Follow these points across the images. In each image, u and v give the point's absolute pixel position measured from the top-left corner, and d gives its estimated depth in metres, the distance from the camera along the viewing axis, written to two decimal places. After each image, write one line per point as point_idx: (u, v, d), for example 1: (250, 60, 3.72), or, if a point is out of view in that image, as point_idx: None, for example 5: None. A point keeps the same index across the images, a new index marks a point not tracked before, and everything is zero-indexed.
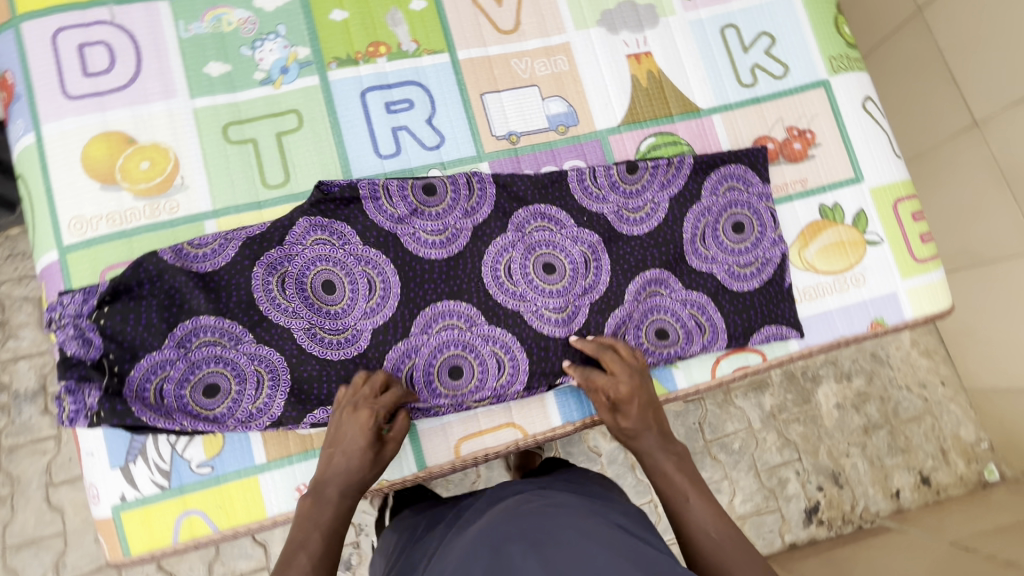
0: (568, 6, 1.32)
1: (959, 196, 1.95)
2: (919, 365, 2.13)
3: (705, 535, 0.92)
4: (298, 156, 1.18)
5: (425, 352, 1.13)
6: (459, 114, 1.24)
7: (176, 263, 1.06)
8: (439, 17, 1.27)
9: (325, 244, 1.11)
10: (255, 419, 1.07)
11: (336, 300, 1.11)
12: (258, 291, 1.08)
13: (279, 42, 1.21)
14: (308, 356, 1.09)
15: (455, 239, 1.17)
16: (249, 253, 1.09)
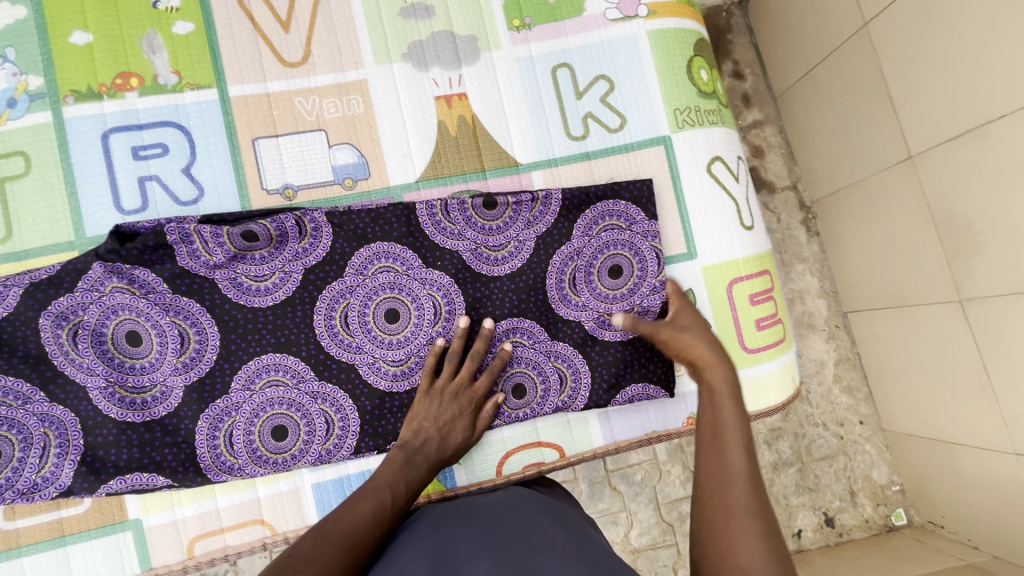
0: (368, 36, 1.14)
1: (881, 242, 1.67)
2: (839, 402, 1.88)
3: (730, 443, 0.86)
4: (22, 209, 1.02)
5: (245, 410, 1.01)
6: (224, 163, 1.08)
7: None
8: (209, 43, 1.09)
9: (124, 293, 0.98)
10: (39, 490, 0.96)
11: (142, 354, 0.99)
12: (50, 348, 0.97)
13: (6, 68, 1.03)
14: (102, 417, 0.97)
15: (282, 284, 1.04)
16: (34, 302, 0.96)
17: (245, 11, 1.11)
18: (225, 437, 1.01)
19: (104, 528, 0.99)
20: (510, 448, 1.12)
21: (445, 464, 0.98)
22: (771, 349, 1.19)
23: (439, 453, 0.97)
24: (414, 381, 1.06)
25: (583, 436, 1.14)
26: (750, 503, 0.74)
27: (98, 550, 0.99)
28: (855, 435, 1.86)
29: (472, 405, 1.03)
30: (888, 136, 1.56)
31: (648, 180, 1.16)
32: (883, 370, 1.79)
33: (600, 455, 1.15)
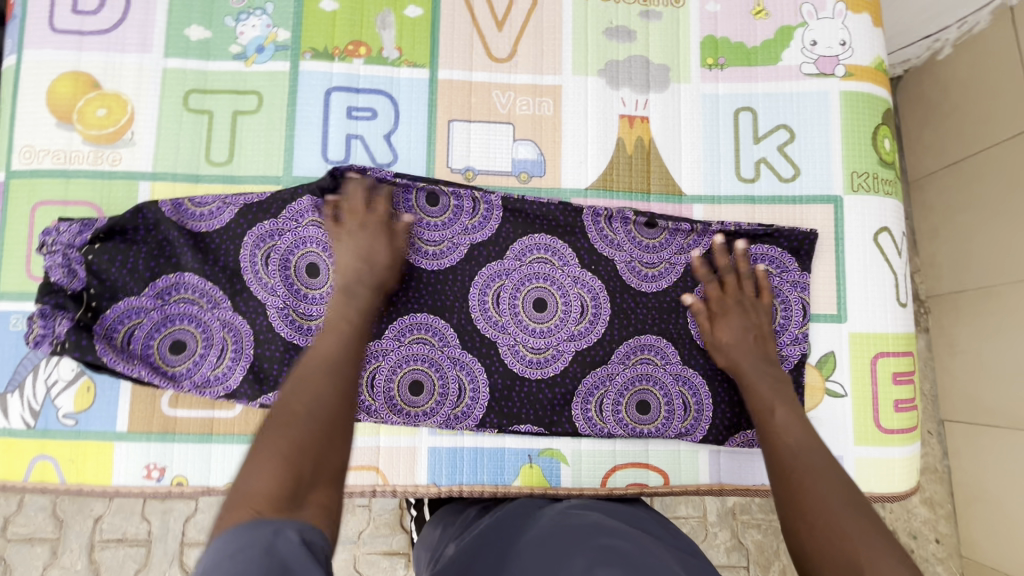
0: (572, 47, 1.21)
1: (1013, 360, 1.52)
2: (915, 513, 1.72)
3: (782, 439, 0.87)
4: (246, 139, 1.15)
5: (391, 358, 1.09)
6: (420, 136, 1.17)
7: (173, 217, 1.08)
8: (432, 29, 1.20)
9: (317, 228, 1.10)
10: (210, 386, 1.07)
11: (316, 285, 1.10)
12: (244, 262, 1.09)
13: (263, 20, 1.18)
14: (272, 333, 1.08)
15: (449, 254, 1.13)
16: (244, 221, 1.09)
17: (469, 6, 1.21)
18: (368, 378, 1.09)
19: (245, 436, 1.09)
20: (618, 462, 1.13)
21: (386, 284, 1.00)
22: (904, 434, 1.14)
23: (372, 284, 0.98)
24: (547, 372, 1.12)
25: (689, 469, 1.14)
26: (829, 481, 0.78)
27: (235, 455, 1.08)
28: (927, 553, 1.70)
29: (388, 241, 1.03)
30: None
31: (812, 234, 1.16)
32: (976, 492, 1.64)
33: (702, 493, 1.14)
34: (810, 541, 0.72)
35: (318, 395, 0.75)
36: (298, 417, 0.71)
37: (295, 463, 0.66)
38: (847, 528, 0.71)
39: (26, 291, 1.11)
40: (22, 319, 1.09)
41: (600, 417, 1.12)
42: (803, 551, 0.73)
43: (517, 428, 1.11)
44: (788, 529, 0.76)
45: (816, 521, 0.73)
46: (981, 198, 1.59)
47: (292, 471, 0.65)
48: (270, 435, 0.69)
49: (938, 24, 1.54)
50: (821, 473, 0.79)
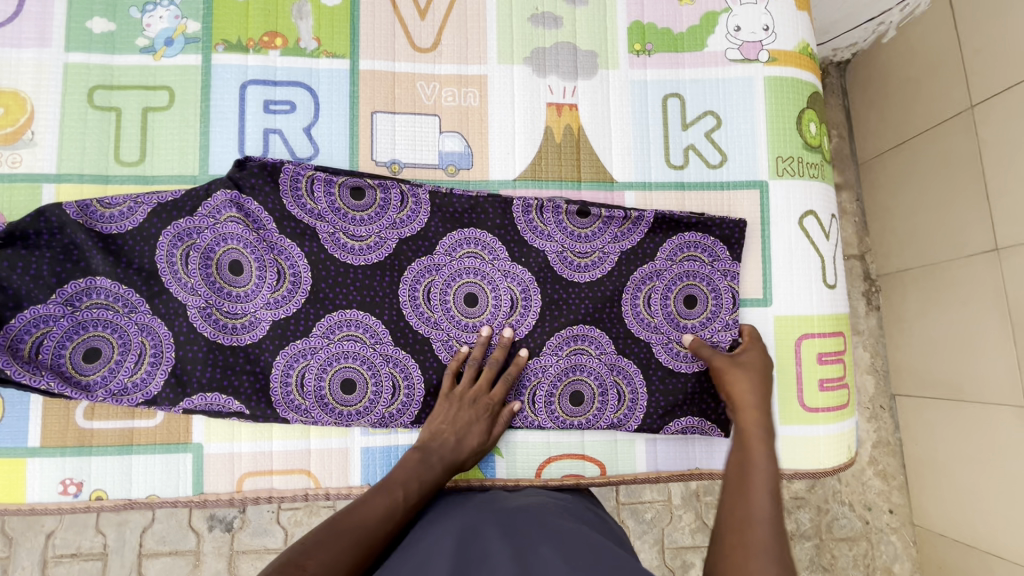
0: (497, 35, 1.19)
1: (955, 334, 1.57)
2: (870, 485, 1.77)
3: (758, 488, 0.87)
4: (157, 137, 1.10)
5: (320, 357, 1.07)
6: (342, 129, 1.14)
7: (79, 219, 1.02)
8: (351, 18, 1.16)
9: (237, 224, 1.06)
10: (128, 394, 1.02)
11: (241, 284, 1.06)
12: (161, 262, 1.04)
13: (171, 11, 1.12)
14: (196, 334, 1.04)
15: (376, 249, 1.10)
16: (157, 221, 1.04)
17: None
18: (296, 378, 1.06)
19: (168, 446, 1.05)
20: (553, 454, 1.12)
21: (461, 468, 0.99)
22: (829, 413, 1.16)
23: (453, 454, 0.97)
24: None
25: (625, 458, 1.14)
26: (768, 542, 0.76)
27: (159, 465, 1.05)
28: (881, 523, 1.75)
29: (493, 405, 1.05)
30: (974, 224, 1.49)
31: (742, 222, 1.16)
32: (926, 463, 1.70)
33: (640, 481, 1.15)
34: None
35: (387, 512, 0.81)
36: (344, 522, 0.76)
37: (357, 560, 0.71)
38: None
39: None
40: None
41: (535, 410, 1.11)
42: None
43: None
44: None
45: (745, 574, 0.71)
46: (921, 178, 1.63)
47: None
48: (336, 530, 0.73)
49: (876, 8, 1.56)
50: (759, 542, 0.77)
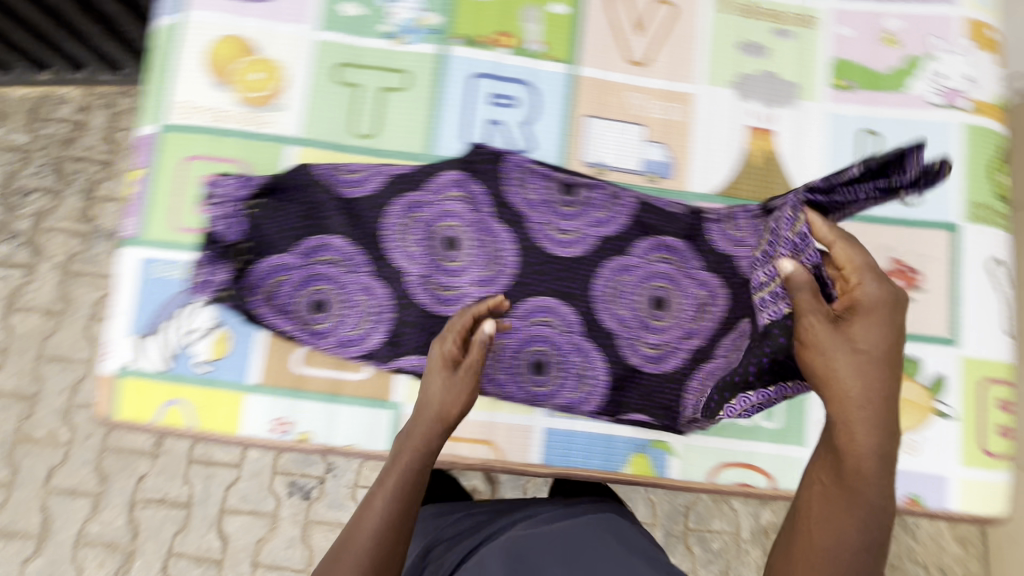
0: (707, 58, 1.25)
1: None
2: (947, 550, 1.73)
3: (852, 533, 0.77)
4: (391, 116, 1.19)
5: (518, 337, 1.14)
6: (557, 128, 1.21)
7: (326, 181, 1.13)
8: (575, 26, 1.24)
9: (459, 202, 1.14)
10: (349, 346, 1.11)
11: (452, 258, 1.13)
12: (388, 225, 1.12)
13: (415, 3, 1.21)
14: (409, 298, 1.11)
15: (581, 242, 1.16)
16: (393, 190, 1.13)
17: (611, 9, 1.25)
18: (494, 354, 1.13)
19: (372, 400, 1.12)
20: (725, 460, 1.16)
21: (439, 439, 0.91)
22: (1005, 460, 1.17)
23: (432, 414, 0.90)
24: (662, 367, 1.16)
25: (796, 474, 1.15)
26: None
27: (362, 417, 1.11)
28: None
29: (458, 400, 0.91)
30: None
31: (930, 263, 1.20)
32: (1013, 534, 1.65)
33: None
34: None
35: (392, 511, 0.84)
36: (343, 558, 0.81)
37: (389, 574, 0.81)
38: None
39: (168, 240, 1.16)
40: (164, 267, 1.15)
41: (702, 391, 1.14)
42: None
43: (629, 418, 1.15)
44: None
45: None
46: None
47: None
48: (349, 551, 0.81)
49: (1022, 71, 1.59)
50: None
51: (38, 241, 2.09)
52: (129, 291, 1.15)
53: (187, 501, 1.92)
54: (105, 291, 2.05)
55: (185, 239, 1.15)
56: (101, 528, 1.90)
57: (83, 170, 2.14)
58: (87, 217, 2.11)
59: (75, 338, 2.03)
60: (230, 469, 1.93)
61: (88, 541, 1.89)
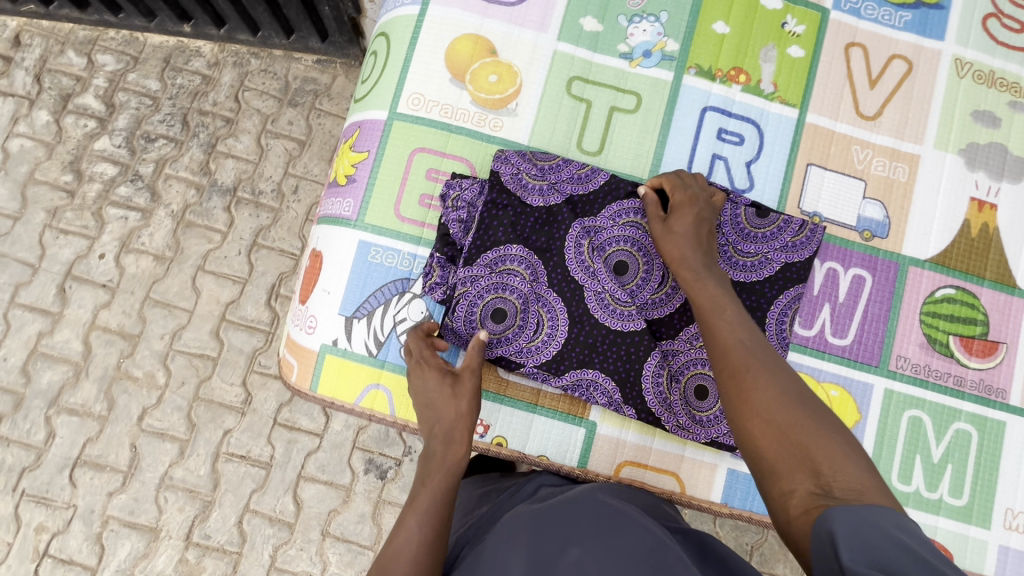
0: (936, 121, 1.23)
1: None
2: None
3: (731, 338, 0.92)
4: (618, 135, 1.20)
5: (682, 357, 1.12)
6: (778, 171, 1.21)
7: (515, 191, 1.13)
8: (809, 71, 1.23)
9: (640, 225, 1.13)
10: (528, 356, 1.10)
11: (627, 281, 1.12)
12: (569, 257, 1.11)
13: (656, 27, 1.23)
14: (587, 314, 1.10)
15: (762, 269, 1.15)
16: (576, 207, 1.13)
17: (846, 59, 1.24)
18: (655, 375, 1.11)
19: (568, 416, 1.13)
20: None
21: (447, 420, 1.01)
22: None
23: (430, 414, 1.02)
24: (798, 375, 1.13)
25: (977, 554, 1.13)
26: (773, 379, 0.85)
27: (557, 430, 1.13)
28: None
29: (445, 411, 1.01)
30: None
31: None
32: None
33: None
34: (772, 452, 0.79)
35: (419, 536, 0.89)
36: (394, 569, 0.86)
37: None
38: (798, 425, 0.79)
39: (387, 227, 1.17)
40: (382, 253, 1.17)
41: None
42: (767, 466, 0.80)
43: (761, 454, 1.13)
44: (741, 424, 0.84)
45: (776, 435, 0.80)
46: None
47: None
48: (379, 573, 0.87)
49: None
50: (778, 368, 0.86)
51: (157, 187, 1.99)
52: (343, 273, 1.17)
53: (268, 460, 1.86)
54: (217, 245, 1.96)
55: (405, 229, 1.17)
56: (185, 474, 1.84)
57: (208, 124, 2.04)
58: (207, 170, 2.01)
59: (183, 287, 1.93)
60: (314, 437, 1.87)
61: (171, 485, 1.83)
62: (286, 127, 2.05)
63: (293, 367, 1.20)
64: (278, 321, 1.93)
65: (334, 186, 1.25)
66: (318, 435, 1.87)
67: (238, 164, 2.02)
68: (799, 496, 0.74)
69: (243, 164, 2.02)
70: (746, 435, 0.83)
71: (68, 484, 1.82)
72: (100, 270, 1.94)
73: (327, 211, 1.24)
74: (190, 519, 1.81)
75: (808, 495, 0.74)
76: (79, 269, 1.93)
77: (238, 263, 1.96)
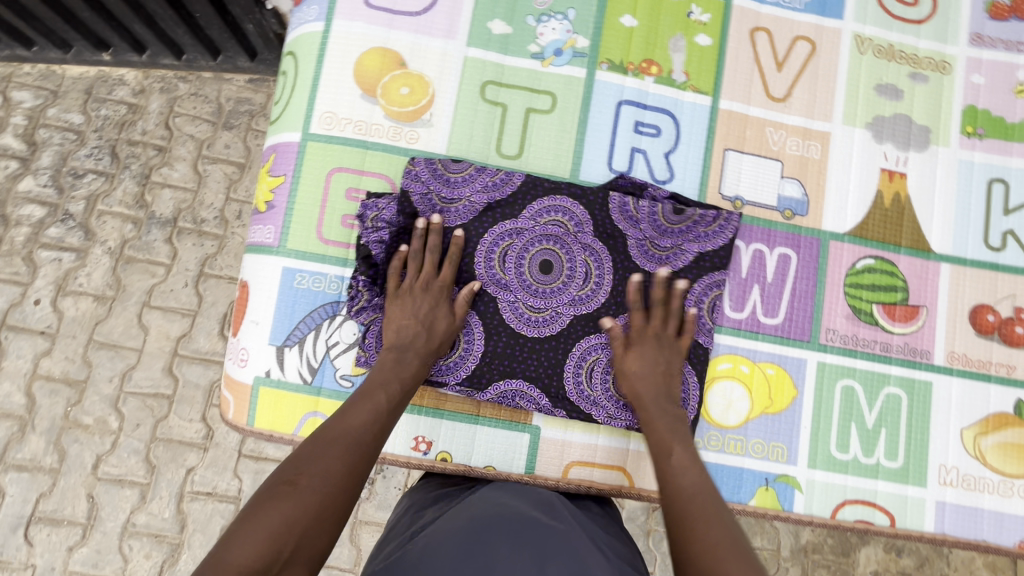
0: (844, 97, 1.27)
1: None
2: None
3: (680, 484, 0.95)
4: (536, 136, 1.20)
5: (610, 353, 1.13)
6: (698, 159, 1.23)
7: (426, 209, 1.12)
8: (719, 58, 1.26)
9: (558, 226, 1.14)
10: (448, 374, 1.09)
11: (541, 286, 1.12)
12: (481, 270, 1.12)
13: (564, 25, 1.23)
14: (502, 324, 1.11)
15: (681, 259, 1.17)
16: (492, 216, 1.13)
17: (753, 43, 1.27)
18: (586, 371, 1.12)
19: (510, 424, 1.13)
20: (848, 497, 1.17)
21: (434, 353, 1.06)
22: None
23: (425, 339, 1.05)
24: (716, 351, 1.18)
25: (916, 512, 1.18)
26: (714, 526, 0.87)
27: (501, 439, 1.12)
28: None
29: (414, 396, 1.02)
30: None
31: None
32: None
33: (925, 540, 1.18)
34: None
35: (338, 465, 0.84)
36: (303, 484, 0.81)
37: (297, 533, 0.76)
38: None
39: (310, 251, 1.15)
40: (308, 278, 1.14)
41: None
42: None
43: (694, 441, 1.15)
44: (679, 569, 0.84)
45: None
46: None
47: (282, 532, 0.75)
48: (271, 501, 0.78)
49: None
50: (720, 522, 0.88)
51: (91, 225, 1.91)
52: (270, 302, 1.14)
53: (236, 494, 1.80)
54: (162, 278, 1.89)
55: (329, 251, 1.15)
56: (148, 519, 1.77)
57: (139, 155, 1.96)
58: (142, 203, 1.93)
59: (128, 326, 1.86)
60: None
61: (135, 532, 1.76)
62: (223, 150, 1.99)
63: (229, 403, 1.17)
64: None
65: (255, 214, 1.21)
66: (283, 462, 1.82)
67: (176, 193, 1.95)
68: None
69: (181, 193, 1.95)
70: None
71: (24, 543, 1.74)
72: (38, 317, 1.85)
73: (250, 239, 1.20)
74: (158, 565, 1.75)
75: None
76: (15, 318, 1.84)
77: (185, 294, 1.89)
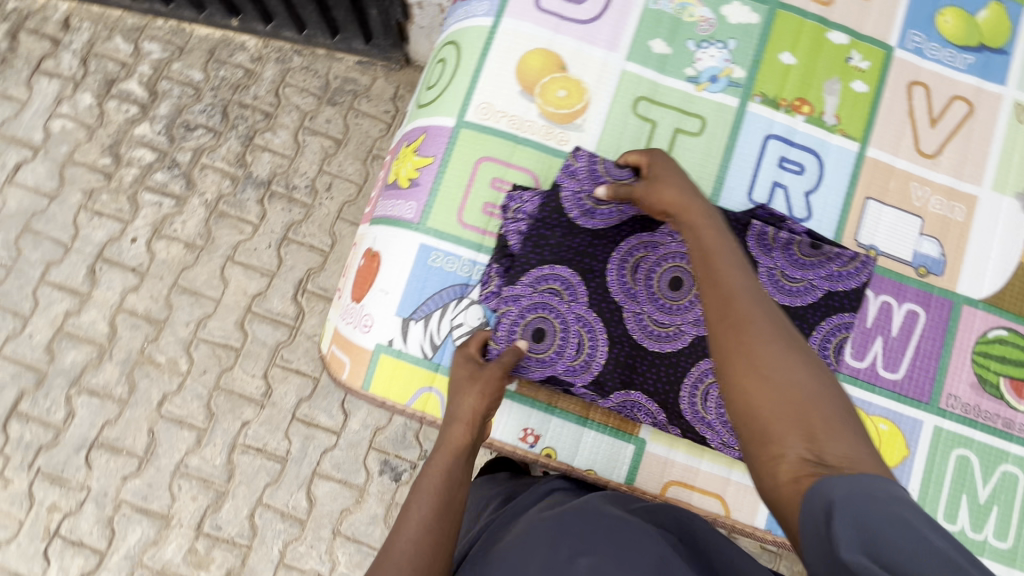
0: (995, 164, 1.25)
1: None
2: None
3: (734, 289, 0.83)
4: (681, 156, 1.22)
5: None
6: (838, 203, 1.23)
7: (576, 211, 1.14)
8: (873, 105, 1.25)
9: None
10: (574, 374, 1.10)
11: (670, 303, 1.12)
12: (613, 281, 1.13)
13: (723, 53, 1.25)
14: (625, 334, 1.11)
15: (805, 294, 1.15)
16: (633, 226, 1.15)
17: (910, 97, 1.26)
18: (701, 393, 1.10)
19: (618, 432, 1.14)
20: None
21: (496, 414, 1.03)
22: None
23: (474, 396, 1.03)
24: None
25: None
26: (784, 342, 0.77)
27: (606, 445, 1.14)
28: None
29: (450, 519, 0.91)
30: None
31: None
32: None
33: None
34: (766, 410, 0.72)
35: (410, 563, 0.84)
36: None
37: None
38: (804, 388, 0.72)
39: (449, 232, 1.19)
40: (443, 258, 1.18)
41: None
42: (763, 427, 0.72)
43: None
44: (738, 373, 0.76)
45: (776, 398, 0.72)
46: None
47: None
48: None
49: None
50: (782, 329, 0.79)
51: (193, 175, 2.01)
52: (403, 275, 1.18)
53: (284, 455, 1.83)
54: (248, 236, 1.97)
55: (467, 235, 1.19)
56: (200, 463, 1.81)
57: (247, 117, 2.06)
58: (242, 162, 2.03)
59: (211, 276, 1.94)
60: (330, 437, 1.84)
61: (186, 473, 1.80)
62: (324, 125, 2.08)
63: (344, 364, 1.21)
64: (303, 316, 1.93)
65: (396, 188, 1.26)
66: (334, 433, 1.84)
67: (274, 158, 2.04)
68: (789, 461, 0.68)
69: (278, 159, 2.04)
70: (738, 391, 0.75)
71: (83, 466, 1.80)
72: (132, 254, 1.94)
73: (387, 212, 1.25)
74: (202, 509, 1.78)
75: (803, 462, 0.67)
76: (110, 251, 1.94)
77: (267, 255, 1.96)
